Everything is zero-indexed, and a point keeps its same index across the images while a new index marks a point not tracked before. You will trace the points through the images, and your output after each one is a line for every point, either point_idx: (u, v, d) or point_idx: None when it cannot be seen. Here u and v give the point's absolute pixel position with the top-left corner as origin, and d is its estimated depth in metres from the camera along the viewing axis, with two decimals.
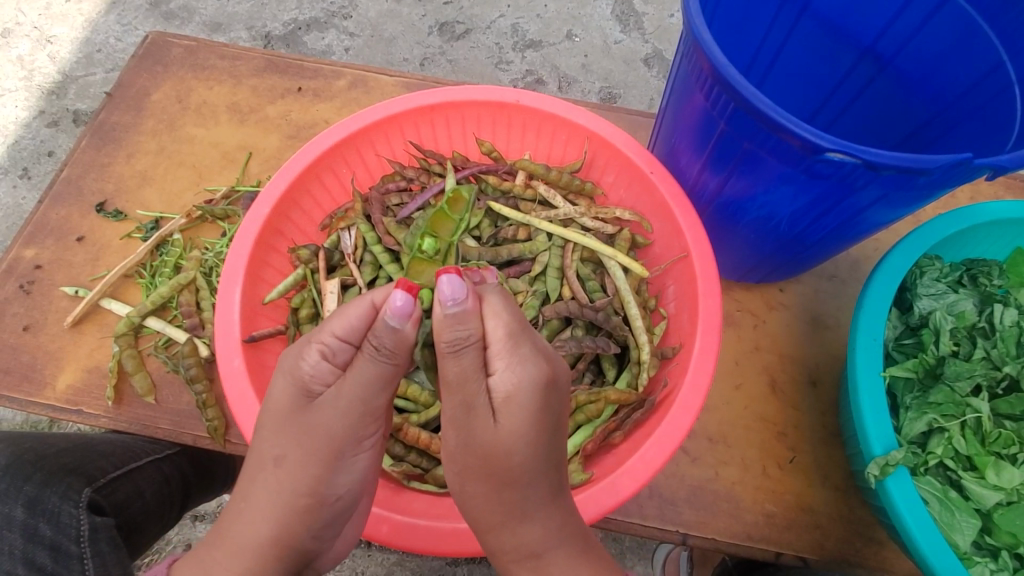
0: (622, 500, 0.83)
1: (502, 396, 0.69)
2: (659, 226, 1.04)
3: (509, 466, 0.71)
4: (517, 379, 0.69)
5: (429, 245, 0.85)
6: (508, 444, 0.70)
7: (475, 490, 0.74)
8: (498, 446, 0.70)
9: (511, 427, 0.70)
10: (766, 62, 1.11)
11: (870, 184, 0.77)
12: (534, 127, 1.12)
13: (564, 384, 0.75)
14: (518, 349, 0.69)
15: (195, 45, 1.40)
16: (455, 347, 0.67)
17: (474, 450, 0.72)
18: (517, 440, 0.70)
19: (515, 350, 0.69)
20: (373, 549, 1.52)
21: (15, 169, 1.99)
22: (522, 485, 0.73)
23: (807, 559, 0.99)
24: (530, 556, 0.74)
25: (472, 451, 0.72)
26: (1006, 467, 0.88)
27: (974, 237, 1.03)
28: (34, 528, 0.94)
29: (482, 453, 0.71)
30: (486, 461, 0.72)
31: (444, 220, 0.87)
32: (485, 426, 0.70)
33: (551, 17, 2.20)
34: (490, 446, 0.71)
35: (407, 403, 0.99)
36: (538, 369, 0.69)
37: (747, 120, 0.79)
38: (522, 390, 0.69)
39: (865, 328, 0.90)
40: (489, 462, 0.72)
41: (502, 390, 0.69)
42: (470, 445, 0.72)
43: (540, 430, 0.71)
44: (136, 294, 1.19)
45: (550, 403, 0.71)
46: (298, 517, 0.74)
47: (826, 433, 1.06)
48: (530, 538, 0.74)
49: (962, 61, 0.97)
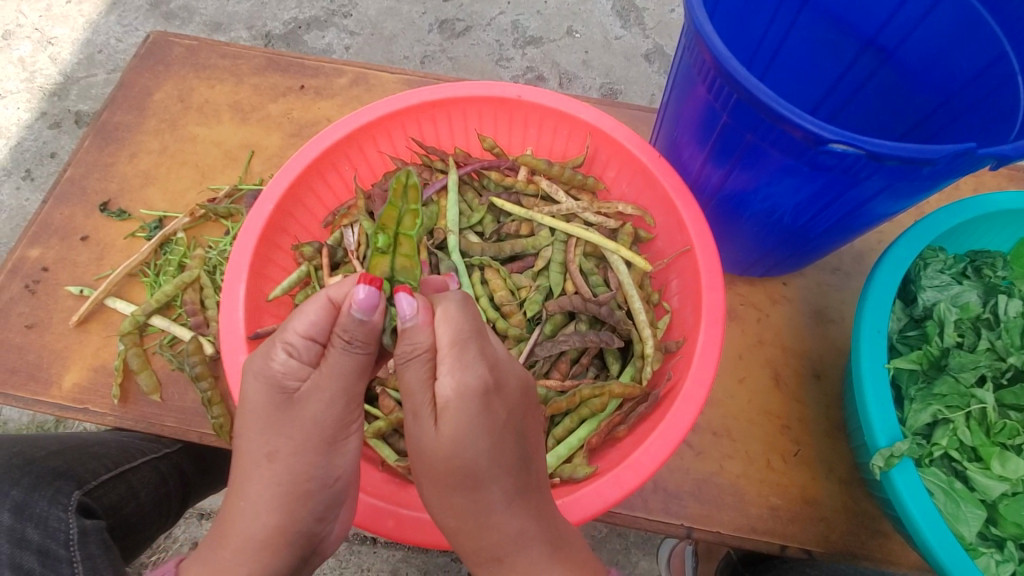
0: (627, 492, 0.83)
1: (443, 401, 0.67)
2: (662, 220, 1.04)
3: (457, 470, 0.68)
4: (458, 385, 0.67)
5: (381, 240, 0.83)
6: (452, 448, 0.68)
7: (435, 497, 0.72)
8: (440, 451, 0.68)
9: (451, 433, 0.67)
10: (768, 55, 1.11)
11: (874, 175, 0.77)
12: (536, 122, 1.12)
13: (518, 392, 0.72)
14: (463, 355, 0.68)
15: (196, 44, 1.41)
16: (405, 355, 0.69)
17: (422, 456, 0.70)
18: (460, 443, 0.67)
19: (460, 356, 0.68)
20: (378, 546, 1.52)
21: (18, 170, 2.00)
22: (478, 489, 0.69)
23: (812, 551, 0.99)
24: (494, 560, 0.71)
25: (422, 456, 0.71)
26: (1012, 458, 0.88)
27: (978, 228, 1.03)
28: (21, 533, 0.91)
29: (430, 458, 0.69)
30: (435, 468, 0.70)
31: (392, 211, 0.83)
32: (427, 429, 0.69)
33: (552, 13, 2.19)
34: (433, 450, 0.69)
35: None
36: (480, 376, 0.68)
37: (750, 112, 0.79)
38: (462, 395, 0.67)
39: (869, 319, 0.90)
40: (436, 468, 0.69)
41: (444, 394, 0.67)
42: (419, 452, 0.71)
43: (485, 437, 0.68)
44: (141, 293, 1.19)
45: (493, 408, 0.68)
46: (301, 510, 0.75)
47: (830, 426, 1.06)
48: (498, 540, 0.70)
49: (965, 51, 0.96)
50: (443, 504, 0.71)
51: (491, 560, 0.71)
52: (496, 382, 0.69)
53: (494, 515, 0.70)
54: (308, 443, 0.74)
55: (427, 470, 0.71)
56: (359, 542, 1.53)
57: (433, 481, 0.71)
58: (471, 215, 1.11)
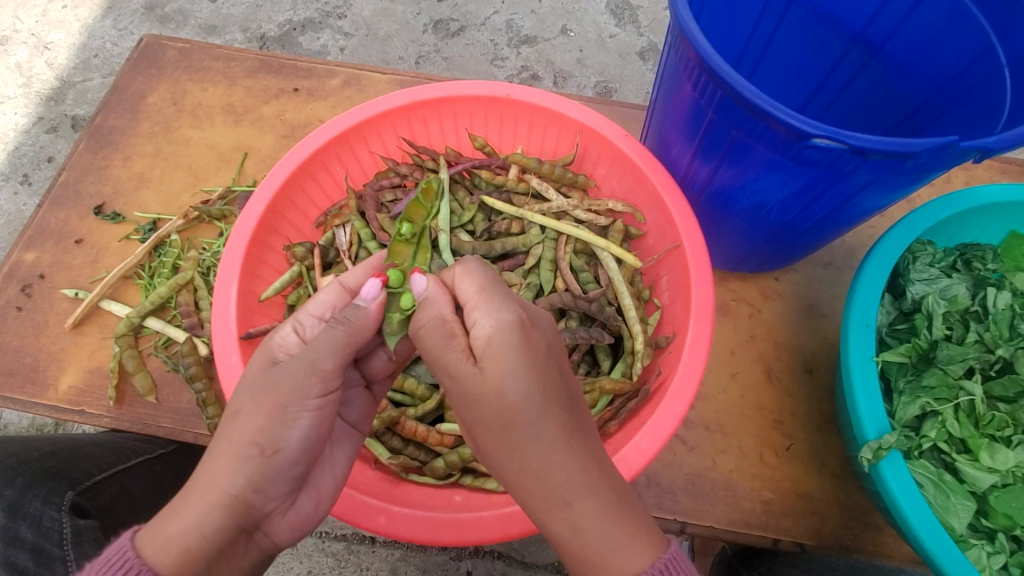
0: (650, 456, 0.84)
1: (481, 343, 0.68)
2: (652, 216, 1.05)
3: (507, 409, 0.66)
4: (494, 322, 0.69)
5: (407, 229, 0.85)
6: (500, 385, 0.66)
7: (494, 453, 0.69)
8: (485, 392, 0.66)
9: (496, 368, 0.66)
10: (757, 52, 1.11)
11: (859, 169, 0.77)
12: (526, 120, 1.13)
13: (551, 333, 0.73)
14: (491, 298, 0.71)
15: (189, 48, 1.41)
16: (437, 319, 0.71)
17: (471, 409, 0.68)
18: (507, 378, 0.66)
19: (488, 300, 0.71)
20: (377, 545, 1.53)
21: (15, 175, 2.00)
22: (533, 429, 0.66)
23: (804, 545, 0.99)
24: (561, 503, 0.65)
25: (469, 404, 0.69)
26: (1001, 450, 0.88)
27: (967, 221, 1.03)
28: (16, 532, 0.92)
29: (480, 405, 0.67)
30: (484, 416, 0.67)
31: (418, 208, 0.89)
32: (469, 373, 0.67)
33: (546, 12, 2.20)
34: (480, 392, 0.67)
35: (404, 397, 1.01)
36: (512, 312, 0.70)
37: (735, 109, 0.80)
38: (500, 329, 0.68)
39: (858, 313, 0.91)
40: (485, 413, 0.67)
41: (481, 338, 0.68)
42: (466, 407, 0.69)
43: (531, 365, 0.67)
44: (135, 295, 1.20)
45: (533, 341, 0.69)
46: (249, 475, 0.69)
47: (823, 420, 1.07)
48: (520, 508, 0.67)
49: (952, 45, 0.97)
50: (503, 459, 0.68)
51: (558, 502, 0.65)
52: (530, 319, 0.71)
53: (552, 453, 0.65)
54: (265, 403, 0.70)
55: (481, 422, 0.68)
56: (357, 542, 1.53)
57: (488, 433, 0.68)
58: (462, 214, 1.12)
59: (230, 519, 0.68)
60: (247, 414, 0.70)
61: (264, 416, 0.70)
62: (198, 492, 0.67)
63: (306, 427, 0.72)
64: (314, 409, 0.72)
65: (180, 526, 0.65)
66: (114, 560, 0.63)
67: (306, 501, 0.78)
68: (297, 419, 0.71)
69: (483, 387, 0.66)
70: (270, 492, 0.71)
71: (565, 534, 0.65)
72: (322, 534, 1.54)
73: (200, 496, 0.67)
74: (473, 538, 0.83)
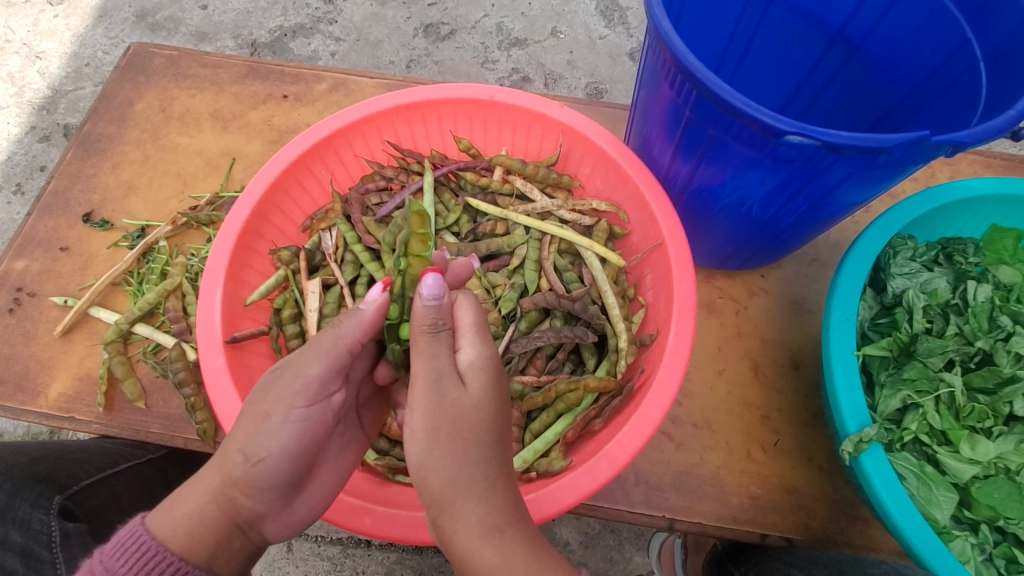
0: (600, 484, 0.84)
1: (464, 366, 0.73)
2: (635, 215, 1.06)
3: (466, 425, 0.70)
4: (482, 353, 0.74)
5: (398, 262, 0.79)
6: (470, 405, 0.71)
7: (428, 464, 0.69)
8: (462, 408, 0.70)
9: (477, 391, 0.72)
10: (738, 53, 1.13)
11: (835, 164, 0.78)
12: (510, 122, 1.13)
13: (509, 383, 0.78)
14: (486, 333, 0.76)
15: (177, 55, 1.42)
16: (433, 328, 0.73)
17: (432, 417, 0.70)
18: (481, 401, 0.71)
19: (482, 334, 0.76)
20: (372, 549, 1.53)
21: (8, 185, 2.00)
22: (476, 451, 0.69)
23: (791, 539, 1.00)
24: (493, 530, 0.66)
25: (439, 416, 0.70)
26: (981, 441, 0.89)
27: (946, 216, 1.04)
28: (4, 535, 0.93)
29: (445, 416, 0.70)
30: (442, 430, 0.69)
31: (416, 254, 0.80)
32: (452, 390, 0.71)
33: (535, 15, 2.21)
34: (455, 408, 0.70)
35: None
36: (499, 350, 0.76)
37: (710, 107, 0.80)
38: (486, 360, 0.74)
39: (838, 307, 0.91)
40: (453, 427, 0.69)
41: (467, 362, 0.73)
42: (423, 417, 0.70)
43: (499, 398, 0.74)
44: (124, 302, 1.20)
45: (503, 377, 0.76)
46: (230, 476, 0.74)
47: (809, 414, 1.07)
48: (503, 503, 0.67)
49: (928, 41, 0.96)
50: (427, 479, 0.69)
51: (491, 527, 0.66)
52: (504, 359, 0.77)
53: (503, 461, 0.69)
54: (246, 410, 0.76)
55: (435, 429, 0.69)
56: (353, 546, 1.54)
57: (435, 443, 0.69)
58: (447, 216, 1.13)
59: (223, 516, 0.74)
60: (243, 424, 0.75)
61: (247, 423, 0.74)
62: (199, 488, 0.75)
63: (288, 436, 0.74)
64: (294, 420, 0.74)
65: (185, 513, 0.74)
66: (131, 544, 0.73)
67: (301, 504, 0.80)
68: (274, 428, 0.74)
69: (460, 399, 0.71)
70: (260, 497, 0.75)
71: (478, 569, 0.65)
72: (318, 539, 1.54)
73: (201, 491, 0.74)
74: None
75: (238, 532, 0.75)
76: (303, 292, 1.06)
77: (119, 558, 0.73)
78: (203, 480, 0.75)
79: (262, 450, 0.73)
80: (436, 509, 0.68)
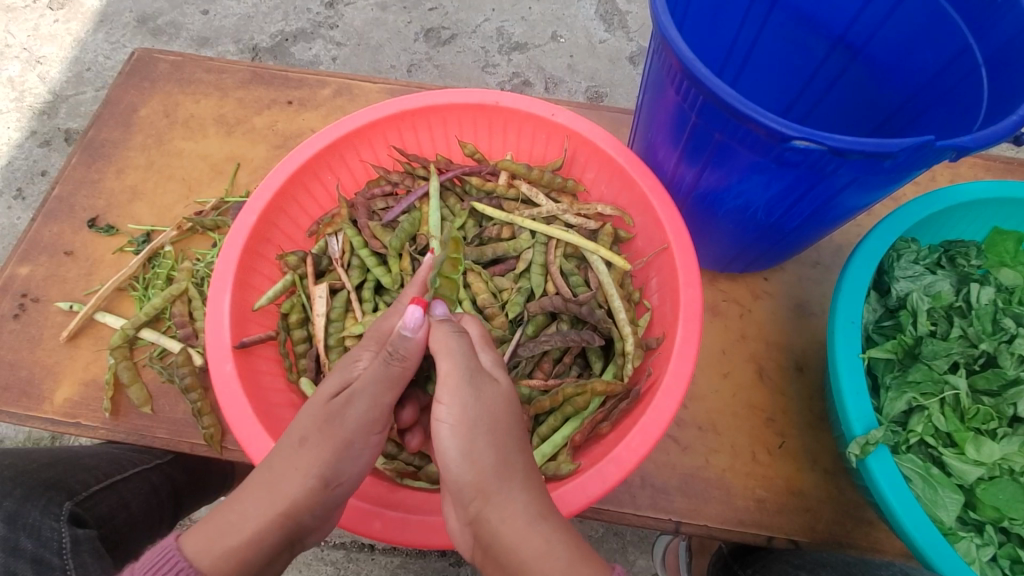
0: (609, 487, 0.84)
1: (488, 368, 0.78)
2: (640, 219, 1.06)
3: (503, 416, 0.74)
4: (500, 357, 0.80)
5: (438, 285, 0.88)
6: (504, 399, 0.75)
7: (469, 457, 0.70)
8: (497, 401, 0.74)
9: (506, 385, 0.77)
10: (740, 59, 1.15)
11: (840, 168, 0.79)
12: (515, 127, 1.14)
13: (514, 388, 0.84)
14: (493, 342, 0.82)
15: (181, 60, 1.42)
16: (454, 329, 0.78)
17: (469, 411, 0.72)
18: (511, 396, 0.76)
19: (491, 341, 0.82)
20: (376, 553, 1.53)
21: (9, 190, 2.00)
22: (513, 440, 0.73)
23: (798, 541, 1.00)
24: (539, 519, 0.68)
25: (479, 410, 0.72)
26: (986, 442, 0.90)
27: (949, 219, 1.05)
28: (15, 542, 0.91)
29: (483, 410, 0.73)
30: (480, 423, 0.72)
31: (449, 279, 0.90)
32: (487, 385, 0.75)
33: (536, 19, 2.22)
34: (492, 401, 0.74)
35: None
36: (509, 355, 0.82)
37: (717, 113, 0.81)
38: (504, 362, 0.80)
39: (843, 310, 0.92)
40: (491, 419, 0.72)
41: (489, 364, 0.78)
42: (461, 413, 0.72)
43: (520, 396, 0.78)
44: (130, 307, 1.21)
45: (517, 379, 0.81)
46: (303, 500, 0.72)
47: (813, 417, 1.08)
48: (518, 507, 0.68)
49: (928, 46, 0.97)
50: (468, 472, 0.70)
51: (537, 516, 0.68)
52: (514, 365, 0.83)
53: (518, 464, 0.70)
54: (326, 433, 0.74)
55: (475, 423, 0.72)
56: (356, 550, 1.53)
57: (474, 436, 0.71)
58: (453, 220, 1.13)
59: (285, 538, 0.72)
60: (315, 449, 0.73)
61: (327, 449, 0.73)
62: (255, 513, 0.71)
63: (363, 462, 0.77)
64: (373, 444, 0.78)
65: (230, 529, 0.71)
66: (163, 569, 0.68)
67: (337, 515, 0.82)
68: (357, 453, 0.76)
69: (494, 394, 0.74)
70: (322, 516, 0.75)
71: (528, 560, 0.65)
72: (322, 543, 1.54)
73: (264, 512, 0.71)
74: None
75: (289, 548, 0.74)
76: (310, 297, 1.07)
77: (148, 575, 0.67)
78: (256, 502, 0.72)
79: (343, 472, 0.74)
80: (483, 501, 0.69)
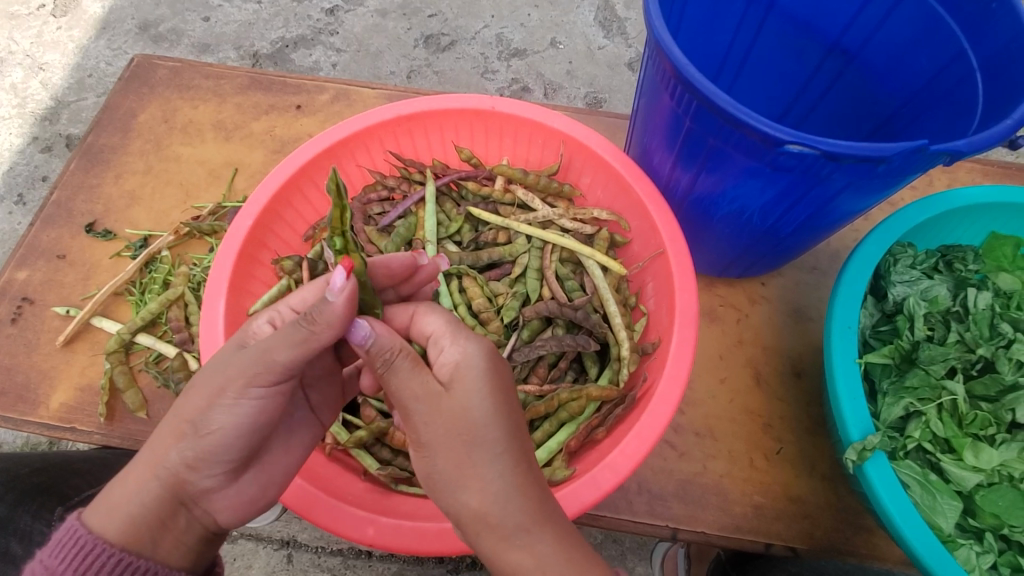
0: (604, 493, 0.83)
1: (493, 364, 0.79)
2: (636, 224, 1.06)
3: (516, 434, 0.71)
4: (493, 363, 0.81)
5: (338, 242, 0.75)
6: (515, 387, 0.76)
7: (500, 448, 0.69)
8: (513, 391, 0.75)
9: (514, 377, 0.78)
10: (736, 64, 1.15)
11: (835, 173, 0.79)
12: (511, 132, 1.14)
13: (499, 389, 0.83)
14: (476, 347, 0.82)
15: (180, 67, 1.43)
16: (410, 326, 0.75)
17: (486, 426, 0.69)
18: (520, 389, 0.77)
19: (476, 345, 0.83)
20: (373, 559, 1.52)
21: (10, 195, 2.00)
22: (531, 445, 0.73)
23: (796, 549, 0.99)
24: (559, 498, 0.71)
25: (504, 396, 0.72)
26: (984, 448, 0.89)
27: (946, 224, 1.05)
28: (5, 548, 0.90)
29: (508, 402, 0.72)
30: (483, 442, 0.68)
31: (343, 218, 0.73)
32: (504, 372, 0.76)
33: (535, 25, 2.23)
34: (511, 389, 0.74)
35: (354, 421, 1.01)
36: None
37: (711, 117, 0.81)
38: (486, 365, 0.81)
39: (839, 316, 0.92)
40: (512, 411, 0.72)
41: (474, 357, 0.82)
42: (459, 419, 0.69)
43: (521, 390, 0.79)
44: (127, 311, 1.20)
45: None
46: (183, 449, 0.71)
47: (811, 422, 1.07)
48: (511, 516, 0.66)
49: (923, 50, 0.97)
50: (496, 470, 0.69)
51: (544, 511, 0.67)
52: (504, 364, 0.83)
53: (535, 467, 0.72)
54: (214, 361, 0.75)
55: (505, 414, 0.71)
56: (353, 556, 1.53)
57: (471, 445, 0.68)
58: (450, 226, 1.14)
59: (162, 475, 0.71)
60: (196, 390, 0.72)
61: (206, 378, 0.73)
62: (139, 464, 0.71)
63: (245, 413, 0.72)
64: (254, 396, 0.72)
65: (124, 495, 0.69)
66: (68, 540, 0.66)
67: (249, 481, 0.77)
68: (232, 403, 0.71)
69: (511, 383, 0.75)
70: (206, 470, 0.72)
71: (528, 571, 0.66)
72: (318, 549, 1.53)
73: (147, 464, 0.71)
74: (463, 547, 0.83)
75: (182, 509, 0.72)
76: None
77: (57, 557, 0.66)
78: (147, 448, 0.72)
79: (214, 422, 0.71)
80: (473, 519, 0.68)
